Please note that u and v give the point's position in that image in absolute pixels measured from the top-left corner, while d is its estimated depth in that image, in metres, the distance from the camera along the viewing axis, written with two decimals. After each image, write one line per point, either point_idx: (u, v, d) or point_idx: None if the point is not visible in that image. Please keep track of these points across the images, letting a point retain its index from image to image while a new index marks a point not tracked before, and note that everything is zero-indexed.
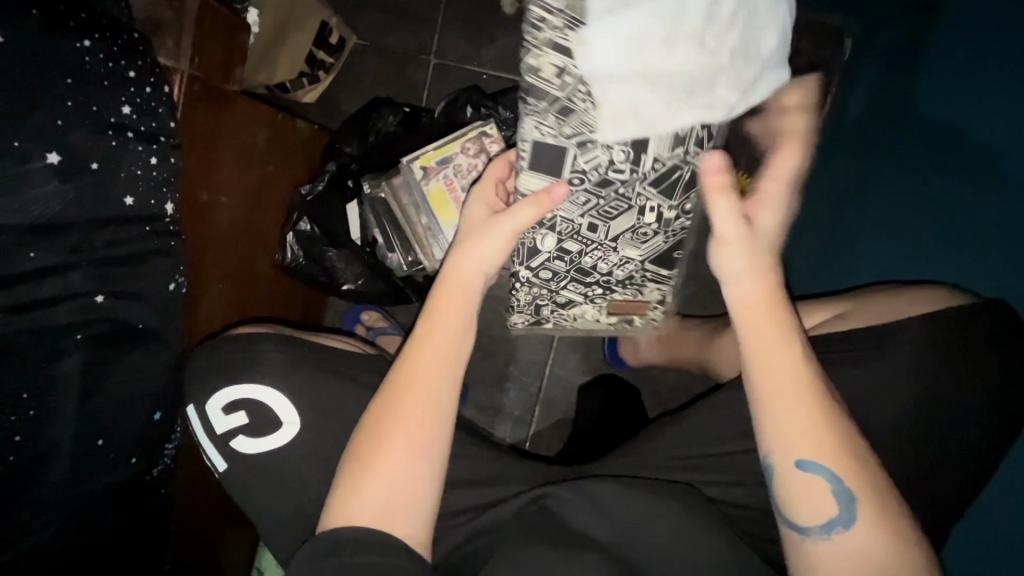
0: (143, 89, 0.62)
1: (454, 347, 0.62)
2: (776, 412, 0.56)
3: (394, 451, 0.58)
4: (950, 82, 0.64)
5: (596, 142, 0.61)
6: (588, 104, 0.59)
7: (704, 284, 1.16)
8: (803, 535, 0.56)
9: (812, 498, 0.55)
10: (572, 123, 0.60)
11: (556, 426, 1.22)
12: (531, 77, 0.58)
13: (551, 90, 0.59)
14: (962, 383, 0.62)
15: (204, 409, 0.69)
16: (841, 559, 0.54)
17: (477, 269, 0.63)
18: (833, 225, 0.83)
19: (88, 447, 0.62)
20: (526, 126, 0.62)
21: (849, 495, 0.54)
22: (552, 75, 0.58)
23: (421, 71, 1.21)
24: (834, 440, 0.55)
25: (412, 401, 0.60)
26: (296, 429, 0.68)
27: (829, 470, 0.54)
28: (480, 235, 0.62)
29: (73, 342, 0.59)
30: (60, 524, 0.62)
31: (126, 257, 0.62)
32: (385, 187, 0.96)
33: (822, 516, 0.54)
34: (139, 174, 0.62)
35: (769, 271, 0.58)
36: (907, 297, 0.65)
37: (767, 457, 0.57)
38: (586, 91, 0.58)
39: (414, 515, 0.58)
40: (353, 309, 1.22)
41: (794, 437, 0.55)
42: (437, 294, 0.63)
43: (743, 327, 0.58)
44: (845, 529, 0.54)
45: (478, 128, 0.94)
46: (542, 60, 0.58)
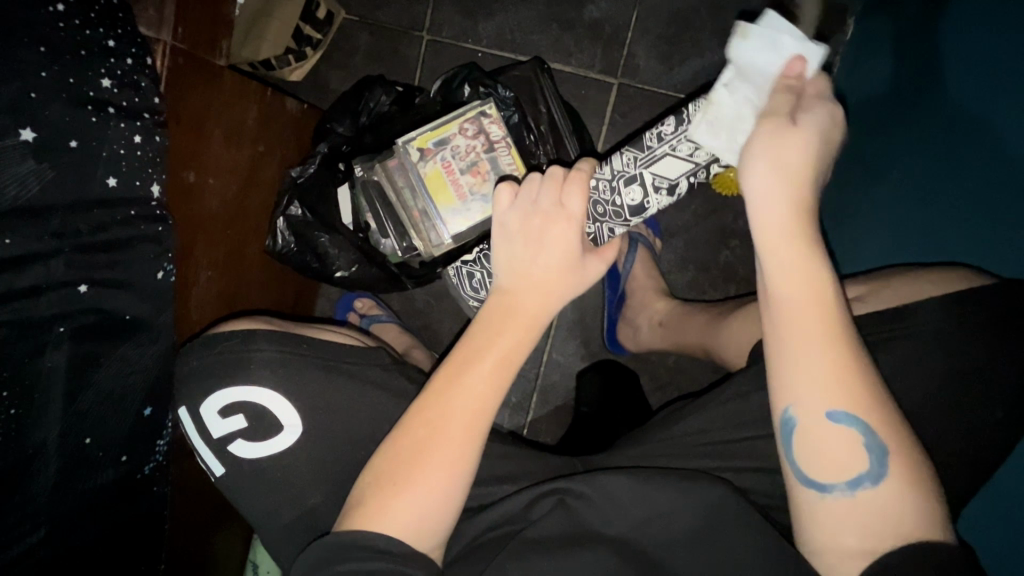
0: (124, 61, 0.59)
1: (509, 366, 0.59)
2: (793, 355, 0.53)
3: (429, 461, 0.55)
4: (975, 55, 0.63)
5: (653, 207, 0.85)
6: (665, 182, 0.83)
7: (704, 267, 1.15)
8: (824, 494, 0.52)
9: (841, 452, 0.52)
10: (652, 196, 0.83)
11: (556, 412, 1.21)
12: (650, 134, 0.82)
13: (652, 147, 0.81)
14: (982, 366, 0.61)
15: (201, 407, 0.66)
16: (862, 517, 0.50)
17: (545, 308, 0.60)
18: (871, 203, 0.82)
19: (76, 446, 0.59)
20: (633, 184, 0.83)
21: (881, 448, 0.51)
22: (657, 136, 0.81)
23: (414, 48, 1.17)
24: (862, 388, 0.52)
25: (452, 412, 0.56)
26: (298, 434, 0.65)
27: (860, 421, 0.51)
28: (562, 282, 0.60)
29: (56, 335, 0.55)
30: (53, 529, 0.58)
31: (112, 243, 0.58)
32: (379, 170, 0.93)
33: (848, 471, 0.51)
34: (121, 154, 0.58)
35: (802, 195, 0.56)
36: (924, 280, 0.65)
37: (793, 413, 0.53)
38: (667, 150, 0.81)
39: (437, 519, 0.55)
40: (346, 297, 1.19)
41: (816, 383, 0.52)
42: (499, 318, 0.60)
43: (769, 253, 0.56)
44: (874, 485, 0.51)
45: (477, 108, 0.90)
46: (664, 126, 0.81)
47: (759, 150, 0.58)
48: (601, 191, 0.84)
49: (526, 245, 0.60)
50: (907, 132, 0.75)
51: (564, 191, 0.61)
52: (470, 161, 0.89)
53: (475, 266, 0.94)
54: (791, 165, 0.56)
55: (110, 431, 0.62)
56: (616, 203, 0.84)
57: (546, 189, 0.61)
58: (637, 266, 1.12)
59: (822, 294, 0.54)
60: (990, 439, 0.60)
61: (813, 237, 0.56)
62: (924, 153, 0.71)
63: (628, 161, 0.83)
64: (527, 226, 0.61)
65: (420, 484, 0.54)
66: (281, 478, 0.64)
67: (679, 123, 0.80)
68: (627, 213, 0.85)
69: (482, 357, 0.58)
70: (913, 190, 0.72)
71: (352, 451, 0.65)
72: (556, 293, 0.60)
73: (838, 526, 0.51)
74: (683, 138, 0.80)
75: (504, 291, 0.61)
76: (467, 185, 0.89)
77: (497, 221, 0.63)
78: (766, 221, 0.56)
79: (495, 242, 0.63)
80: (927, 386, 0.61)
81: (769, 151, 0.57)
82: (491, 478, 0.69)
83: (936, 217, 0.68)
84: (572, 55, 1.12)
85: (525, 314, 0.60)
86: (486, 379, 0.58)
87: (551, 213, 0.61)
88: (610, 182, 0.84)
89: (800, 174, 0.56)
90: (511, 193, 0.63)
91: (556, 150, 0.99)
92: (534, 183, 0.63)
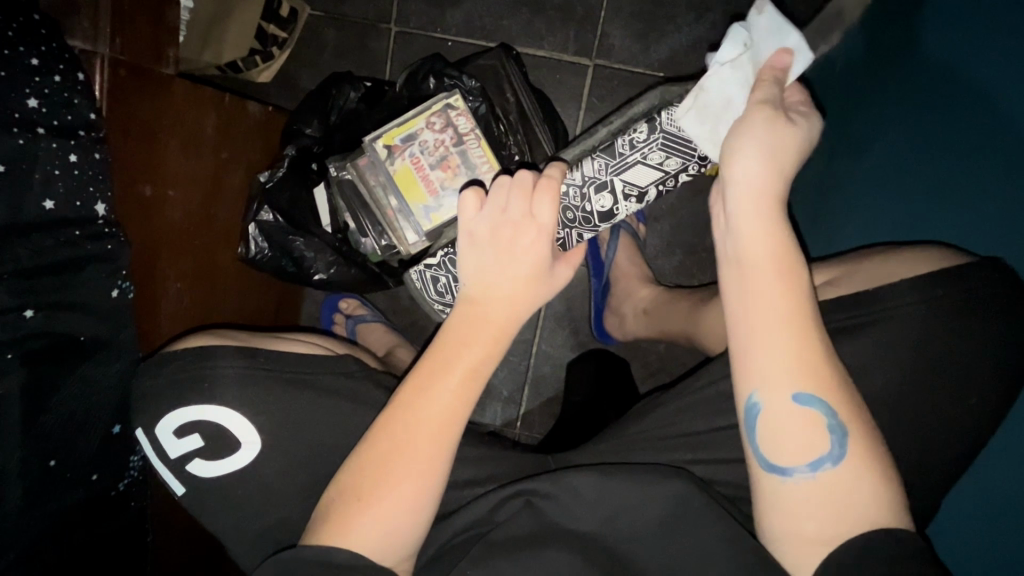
0: (52, 78, 0.58)
1: (476, 378, 0.57)
2: (758, 335, 0.52)
3: (397, 471, 0.55)
4: (966, 18, 0.59)
5: (619, 212, 0.85)
6: (635, 190, 0.83)
7: (691, 251, 1.12)
8: (786, 477, 0.50)
9: (806, 432, 0.50)
10: (622, 203, 0.84)
11: (547, 404, 1.20)
12: (623, 139, 0.80)
13: (624, 153, 0.80)
14: (958, 351, 0.58)
15: (155, 428, 0.65)
16: (819, 499, 0.49)
17: (510, 315, 0.59)
18: (851, 178, 0.78)
19: (39, 468, 0.60)
20: (603, 189, 0.82)
21: (845, 430, 0.50)
22: (630, 142, 0.79)
23: (383, 41, 1.14)
24: (827, 369, 0.51)
25: (418, 424, 0.55)
26: (255, 452, 0.65)
27: (823, 402, 0.50)
28: (533, 290, 0.59)
29: (6, 361, 0.55)
30: (20, 551, 0.59)
31: (52, 266, 0.58)
32: (350, 169, 0.90)
33: (810, 453, 0.50)
34: (57, 175, 0.58)
35: (779, 181, 0.56)
36: (901, 258, 0.62)
37: (758, 395, 0.52)
38: (639, 156, 0.79)
39: (405, 529, 0.55)
40: (330, 299, 1.18)
41: (780, 361, 0.51)
42: (465, 323, 0.58)
43: (739, 233, 0.55)
44: (834, 466, 0.49)
45: (443, 101, 0.87)
46: (640, 133, 0.79)
47: (742, 136, 0.57)
48: (571, 198, 0.83)
49: (495, 255, 0.59)
50: (887, 101, 0.71)
51: (532, 200, 0.59)
52: (439, 156, 0.87)
53: (438, 271, 0.94)
54: (775, 156, 0.56)
55: (73, 450, 0.63)
56: (586, 210, 0.84)
57: (515, 198, 0.59)
58: (621, 253, 1.09)
59: (789, 276, 0.53)
60: (965, 421, 0.58)
61: (784, 224, 0.56)
62: (906, 123, 0.67)
63: (599, 167, 0.82)
64: (496, 236, 0.59)
65: (384, 499, 0.54)
66: (250, 487, 0.65)
67: (651, 131, 0.78)
68: (596, 219, 0.86)
69: (449, 369, 0.57)
70: (890, 165, 0.69)
71: (318, 459, 0.65)
72: (524, 302, 0.59)
73: (798, 510, 0.49)
74: (655, 146, 0.78)
75: (469, 301, 0.59)
76: (438, 180, 0.87)
77: (464, 229, 0.60)
78: (743, 207, 0.56)
79: (462, 250, 0.60)
80: (902, 371, 0.58)
81: (764, 137, 0.56)
82: (463, 481, 0.69)
83: (916, 191, 0.65)
84: (544, 38, 1.08)
85: (490, 318, 0.58)
86: (452, 391, 0.56)
87: (521, 224, 0.59)
88: (580, 188, 0.83)
89: (783, 169, 0.56)
90: (478, 200, 0.60)
91: (527, 140, 0.97)
92: (502, 189, 0.60)
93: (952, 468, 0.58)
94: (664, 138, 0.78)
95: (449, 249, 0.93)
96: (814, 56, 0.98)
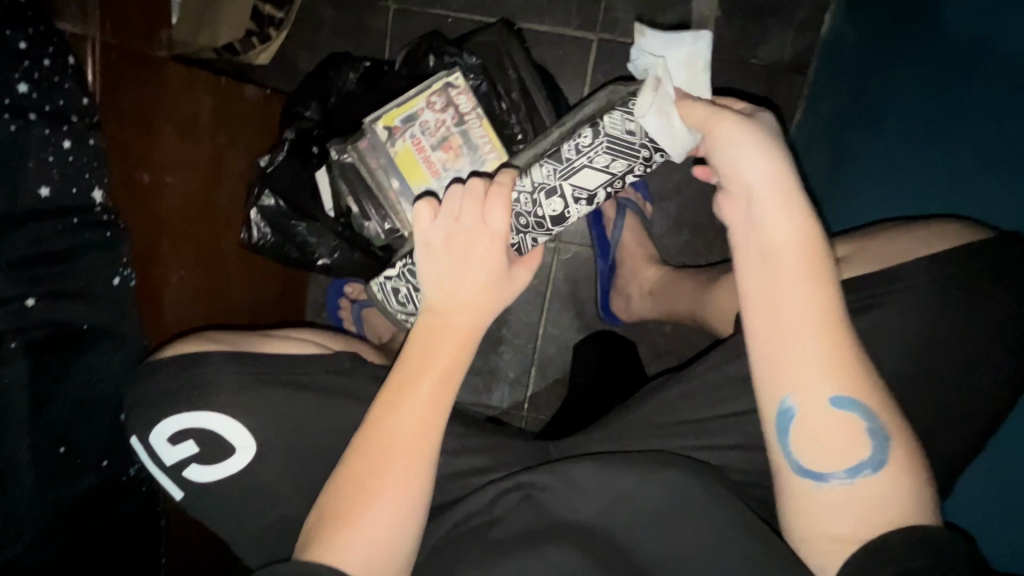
0: (40, 62, 0.57)
1: (448, 385, 0.58)
2: (792, 342, 0.51)
3: (382, 481, 0.55)
4: None
5: (570, 215, 0.82)
6: (582, 196, 0.80)
7: (698, 230, 1.10)
8: (823, 483, 0.50)
9: (845, 438, 0.49)
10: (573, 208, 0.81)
11: (554, 386, 1.20)
12: (568, 143, 0.77)
13: (569, 157, 0.77)
14: (973, 329, 0.57)
15: (150, 434, 0.65)
16: (859, 503, 0.48)
17: (474, 316, 0.59)
18: (862, 152, 0.76)
19: (49, 457, 0.61)
20: (555, 190, 0.79)
21: (882, 433, 0.49)
22: (577, 146, 0.76)
23: (381, 19, 1.11)
24: (863, 373, 0.50)
25: (394, 438, 0.56)
26: (251, 455, 0.65)
27: (861, 407, 0.49)
28: (492, 292, 0.60)
29: (10, 351, 0.56)
30: (34, 537, 0.61)
31: (54, 255, 0.59)
32: (351, 152, 0.88)
33: (850, 459, 0.49)
34: (51, 162, 0.58)
35: (792, 176, 0.54)
36: (915, 235, 0.60)
37: (792, 405, 0.50)
38: (586, 159, 0.77)
39: (404, 531, 0.55)
40: (335, 284, 1.16)
41: (817, 368, 0.50)
42: (429, 337, 0.59)
43: (762, 234, 0.54)
44: (875, 471, 0.49)
45: (443, 80, 0.85)
46: (584, 139, 0.76)
47: (745, 140, 0.55)
48: (523, 204, 0.79)
49: (453, 265, 0.59)
50: (901, 70, 0.68)
51: (485, 207, 0.60)
52: (440, 137, 0.85)
53: (399, 283, 0.88)
54: (771, 152, 0.54)
55: (82, 438, 0.64)
56: (538, 215, 0.80)
57: (467, 205, 0.60)
58: (626, 234, 1.08)
59: (819, 277, 0.52)
60: (977, 404, 0.57)
61: (807, 220, 0.53)
62: (921, 96, 0.64)
63: (547, 173, 0.78)
64: (451, 245, 0.59)
65: (370, 508, 0.54)
66: (258, 472, 0.66)
67: (596, 135, 0.75)
68: (549, 223, 0.82)
69: (418, 381, 0.57)
70: (904, 137, 0.67)
71: (325, 443, 0.66)
72: (485, 308, 0.60)
73: (831, 512, 0.49)
74: (600, 150, 0.76)
75: (431, 311, 0.60)
76: (439, 161, 0.85)
77: (418, 239, 0.61)
78: (764, 216, 0.54)
79: (418, 259, 0.61)
80: (913, 352, 0.57)
81: (761, 138, 0.55)
82: (470, 465, 0.69)
83: (933, 164, 0.63)
84: (546, 13, 1.05)
85: (456, 328, 0.59)
86: (425, 402, 0.57)
87: (474, 231, 0.60)
88: (531, 194, 0.79)
89: (786, 159, 0.55)
90: (431, 211, 0.61)
91: (530, 120, 0.95)
92: (455, 196, 0.61)
93: (966, 448, 0.57)
94: (608, 142, 0.75)
95: (408, 258, 0.85)
96: (827, 26, 0.95)
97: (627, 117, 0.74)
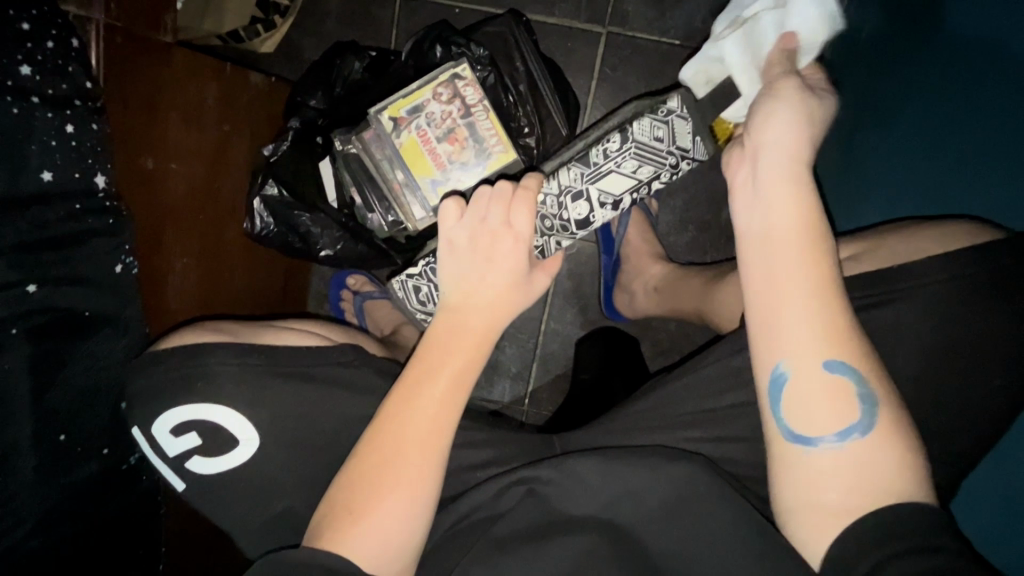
0: (43, 45, 0.56)
1: (461, 388, 0.57)
2: (786, 302, 0.50)
3: (392, 478, 0.54)
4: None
5: (594, 220, 0.84)
6: (608, 201, 0.83)
7: (703, 227, 1.09)
8: (813, 447, 0.48)
9: (835, 401, 0.48)
10: (598, 213, 0.84)
11: (555, 381, 1.19)
12: (597, 148, 0.79)
13: (596, 162, 0.80)
14: (982, 329, 0.56)
15: (151, 427, 0.65)
16: (845, 469, 0.47)
17: (493, 310, 0.59)
18: (872, 148, 0.75)
19: (51, 444, 0.60)
20: (581, 195, 0.82)
21: (873, 399, 0.48)
22: (606, 151, 0.79)
23: (386, 8, 1.10)
24: (855, 339, 0.49)
25: (405, 437, 0.55)
26: (253, 448, 0.65)
27: (853, 371, 0.48)
28: (514, 292, 0.60)
29: (11, 337, 0.55)
30: (35, 524, 0.60)
31: (55, 241, 0.58)
32: (356, 142, 0.87)
33: (838, 423, 0.48)
34: (54, 146, 0.57)
35: (812, 145, 0.55)
36: (925, 234, 0.59)
37: (784, 366, 0.49)
38: (614, 164, 0.80)
39: (413, 530, 0.55)
40: (338, 274, 1.15)
41: (811, 328, 0.49)
42: (444, 335, 0.59)
43: (770, 196, 0.53)
44: (864, 436, 0.47)
45: (450, 71, 0.84)
46: (612, 145, 0.79)
47: (779, 106, 0.56)
48: (549, 207, 0.82)
49: (477, 264, 0.60)
50: (910, 68, 0.67)
51: (512, 209, 0.61)
52: (446, 129, 0.84)
53: (420, 280, 0.88)
54: (800, 120, 0.55)
55: (83, 426, 0.64)
56: (563, 218, 0.83)
57: (494, 208, 0.61)
58: (632, 229, 1.07)
59: (821, 243, 0.51)
60: (983, 405, 0.56)
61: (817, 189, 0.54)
62: (926, 99, 0.64)
63: (574, 176, 0.81)
64: (475, 244, 0.61)
65: (384, 504, 0.53)
66: (260, 462, 0.65)
67: (624, 141, 0.78)
68: (573, 227, 0.84)
69: (433, 377, 0.57)
70: (913, 136, 0.66)
71: (328, 430, 0.66)
72: (503, 308, 0.60)
73: (821, 478, 0.47)
74: (628, 155, 0.79)
75: (451, 308, 0.60)
76: (445, 153, 0.84)
77: (443, 238, 0.61)
78: (771, 177, 0.54)
79: (442, 258, 0.62)
80: (922, 350, 0.57)
81: (792, 107, 0.56)
82: (470, 460, 0.69)
83: (940, 163, 0.62)
84: (554, 4, 1.04)
85: (474, 327, 0.59)
86: (438, 400, 0.56)
87: (499, 233, 0.61)
88: (558, 197, 0.82)
89: (813, 129, 0.55)
90: (458, 210, 0.62)
91: (537, 112, 0.94)
92: (480, 200, 0.62)
93: (972, 449, 0.57)
94: (637, 148, 0.78)
95: (430, 257, 0.87)
96: None
97: (656, 124, 0.77)
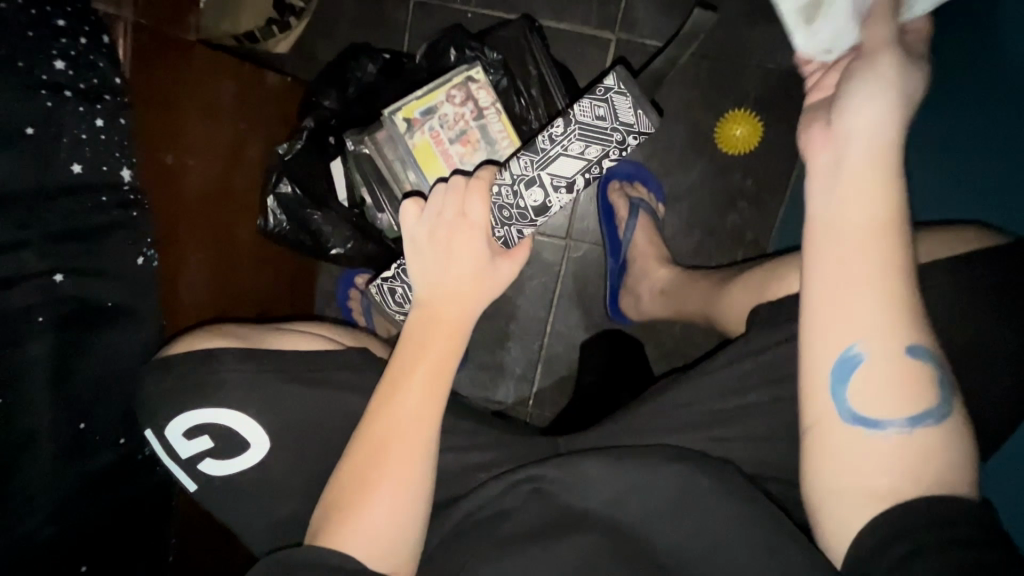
0: (76, 40, 0.58)
1: (441, 378, 0.58)
2: (856, 291, 0.48)
3: (388, 466, 0.56)
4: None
5: (551, 205, 0.82)
6: (563, 185, 0.82)
7: (710, 232, 1.10)
8: (877, 431, 0.48)
9: (905, 390, 0.48)
10: (555, 198, 0.82)
11: (560, 383, 1.20)
12: (543, 134, 0.80)
13: (543, 147, 0.80)
14: (990, 334, 0.57)
15: (163, 430, 0.65)
16: (908, 454, 0.47)
17: (470, 300, 0.61)
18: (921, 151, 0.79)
19: (70, 431, 0.61)
20: (535, 179, 0.80)
21: (943, 387, 0.49)
22: (552, 136, 0.80)
23: (401, 12, 1.12)
24: (923, 328, 0.49)
25: (393, 430, 0.56)
26: (265, 451, 0.66)
27: (925, 359, 0.48)
28: (483, 282, 0.62)
29: (36, 325, 0.56)
30: (51, 512, 0.61)
31: (79, 232, 0.59)
32: (369, 142, 0.88)
33: (908, 410, 0.48)
34: (84, 138, 0.59)
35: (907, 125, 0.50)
36: (942, 237, 0.63)
37: (854, 352, 0.48)
38: (561, 148, 0.80)
39: (408, 520, 0.55)
40: (346, 274, 1.16)
41: (884, 316, 0.48)
42: (428, 328, 0.60)
43: (848, 186, 0.50)
44: (931, 425, 0.48)
45: (464, 73, 0.86)
46: (556, 130, 0.80)
47: (873, 73, 0.50)
48: (504, 196, 0.80)
49: (438, 257, 0.61)
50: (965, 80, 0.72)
51: (465, 200, 0.63)
52: (459, 130, 0.86)
53: (394, 282, 0.89)
54: (895, 98, 0.49)
55: (101, 415, 0.65)
56: (520, 205, 0.81)
57: (449, 201, 0.63)
58: (640, 233, 1.08)
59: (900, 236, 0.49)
60: (990, 408, 0.57)
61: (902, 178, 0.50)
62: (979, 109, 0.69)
63: (525, 164, 0.80)
64: (435, 238, 0.62)
65: (378, 492, 0.55)
66: (274, 455, 0.66)
67: (568, 124, 0.80)
68: (532, 214, 0.82)
69: (414, 367, 0.58)
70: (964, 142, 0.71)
71: (340, 425, 0.67)
72: (473, 299, 0.61)
73: (869, 465, 0.47)
74: (574, 136, 0.80)
75: (424, 303, 0.61)
76: (457, 155, 0.86)
77: (405, 236, 0.63)
78: (855, 157, 0.50)
79: (409, 257, 0.63)
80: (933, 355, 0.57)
81: (890, 83, 0.49)
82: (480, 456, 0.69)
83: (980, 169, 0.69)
84: (566, 11, 1.06)
85: (448, 318, 0.60)
86: (421, 390, 0.57)
87: (455, 224, 0.62)
88: (512, 186, 0.80)
89: (909, 107, 0.50)
90: (417, 209, 0.64)
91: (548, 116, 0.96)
92: (438, 195, 0.64)
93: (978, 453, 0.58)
94: (580, 129, 0.80)
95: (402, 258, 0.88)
96: None
97: (596, 103, 0.79)
